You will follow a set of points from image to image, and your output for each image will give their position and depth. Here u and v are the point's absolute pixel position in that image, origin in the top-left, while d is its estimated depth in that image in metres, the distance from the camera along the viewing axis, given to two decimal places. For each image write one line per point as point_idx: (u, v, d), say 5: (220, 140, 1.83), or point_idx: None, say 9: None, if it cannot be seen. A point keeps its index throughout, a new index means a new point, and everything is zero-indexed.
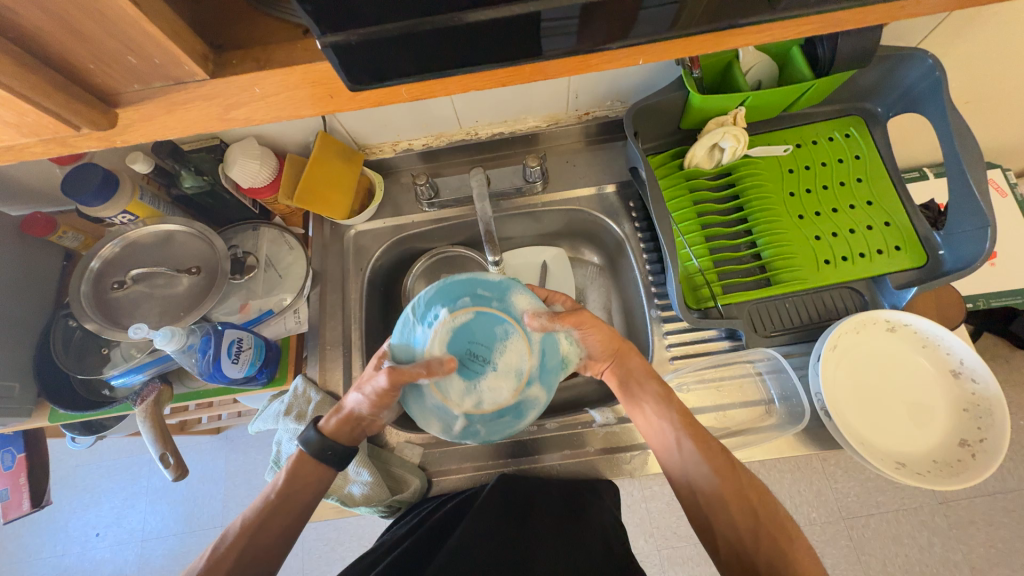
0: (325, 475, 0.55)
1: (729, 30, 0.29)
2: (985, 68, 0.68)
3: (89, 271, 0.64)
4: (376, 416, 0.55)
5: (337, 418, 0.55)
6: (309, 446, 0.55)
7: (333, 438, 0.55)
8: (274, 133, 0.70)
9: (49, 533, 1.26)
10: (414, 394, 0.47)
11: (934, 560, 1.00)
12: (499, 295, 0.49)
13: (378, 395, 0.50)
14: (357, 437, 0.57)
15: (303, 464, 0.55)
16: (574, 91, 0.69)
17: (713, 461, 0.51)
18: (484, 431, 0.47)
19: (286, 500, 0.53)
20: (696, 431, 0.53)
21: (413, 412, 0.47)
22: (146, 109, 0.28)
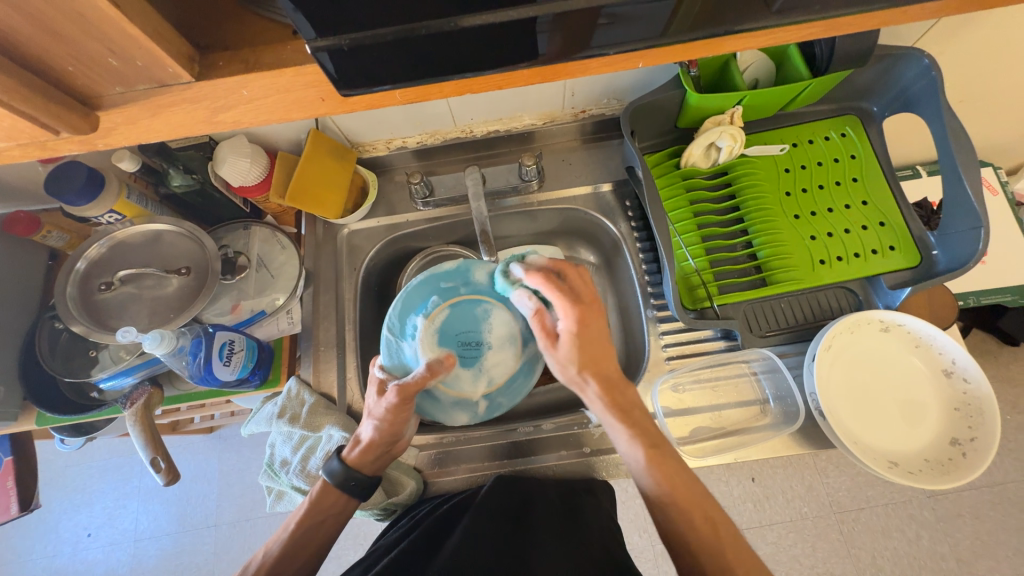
0: (350, 504, 0.55)
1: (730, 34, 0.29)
2: (980, 68, 0.68)
3: (74, 272, 0.63)
4: (395, 436, 0.54)
5: (358, 449, 0.55)
6: (333, 477, 0.54)
7: (359, 470, 0.55)
8: (265, 130, 0.68)
9: (39, 535, 1.24)
10: (432, 400, 0.57)
11: (922, 553, 1.02)
12: (463, 283, 0.61)
13: (392, 411, 0.51)
14: (380, 465, 0.57)
15: (327, 492, 0.55)
16: (570, 89, 0.68)
17: (663, 465, 0.47)
18: (504, 400, 0.60)
19: (316, 526, 0.54)
20: (646, 432, 0.49)
21: (439, 416, 0.59)
22: (130, 112, 0.27)
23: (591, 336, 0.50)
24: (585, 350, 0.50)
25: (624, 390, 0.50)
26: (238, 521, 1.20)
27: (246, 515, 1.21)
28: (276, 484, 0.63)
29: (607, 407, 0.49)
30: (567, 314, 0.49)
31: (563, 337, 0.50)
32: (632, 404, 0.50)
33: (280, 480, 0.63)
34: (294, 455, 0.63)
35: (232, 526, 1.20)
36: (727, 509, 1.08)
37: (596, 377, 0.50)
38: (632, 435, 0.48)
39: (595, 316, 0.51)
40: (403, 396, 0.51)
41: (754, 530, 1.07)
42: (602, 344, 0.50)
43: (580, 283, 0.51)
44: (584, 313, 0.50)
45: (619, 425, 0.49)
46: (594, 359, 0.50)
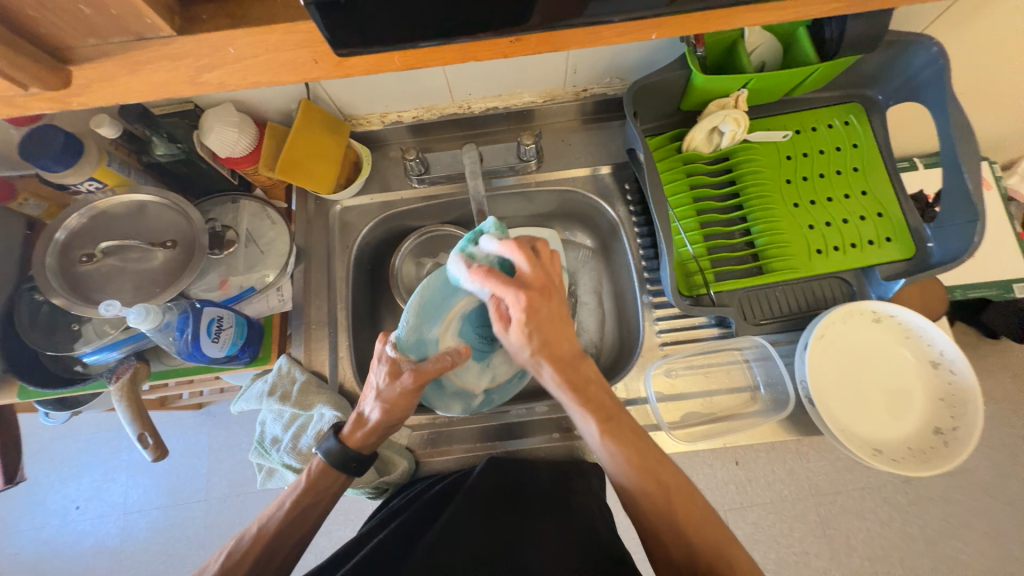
0: (346, 479, 0.56)
1: (728, 9, 0.28)
2: (986, 58, 0.68)
3: (54, 242, 0.60)
4: (399, 418, 0.55)
5: (359, 428, 0.55)
6: (328, 456, 0.54)
7: (355, 447, 0.55)
8: (254, 99, 0.65)
9: (26, 506, 1.24)
10: (437, 390, 0.59)
11: (893, 534, 1.06)
12: None
13: (404, 395, 0.53)
14: (378, 442, 0.57)
15: (326, 473, 0.54)
16: (572, 65, 0.66)
17: (617, 438, 0.46)
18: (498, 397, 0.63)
19: (306, 510, 0.53)
20: (601, 406, 0.47)
21: (435, 404, 0.60)
22: (106, 68, 0.25)
23: (542, 320, 0.47)
24: (537, 333, 0.47)
25: (580, 364, 0.48)
26: (227, 495, 1.21)
27: (236, 490, 1.21)
28: (266, 461, 0.63)
29: (560, 387, 0.47)
30: (517, 302, 0.47)
31: (514, 323, 0.47)
32: (586, 380, 0.48)
33: (271, 458, 0.63)
34: (284, 433, 0.63)
35: (222, 500, 1.21)
36: (711, 491, 1.10)
37: (548, 358, 0.48)
38: (586, 410, 0.47)
39: (545, 302, 0.48)
40: (417, 383, 0.52)
41: (736, 511, 1.10)
42: (556, 324, 0.48)
43: (536, 270, 0.48)
44: (535, 299, 0.47)
45: (573, 401, 0.47)
46: (547, 339, 0.47)
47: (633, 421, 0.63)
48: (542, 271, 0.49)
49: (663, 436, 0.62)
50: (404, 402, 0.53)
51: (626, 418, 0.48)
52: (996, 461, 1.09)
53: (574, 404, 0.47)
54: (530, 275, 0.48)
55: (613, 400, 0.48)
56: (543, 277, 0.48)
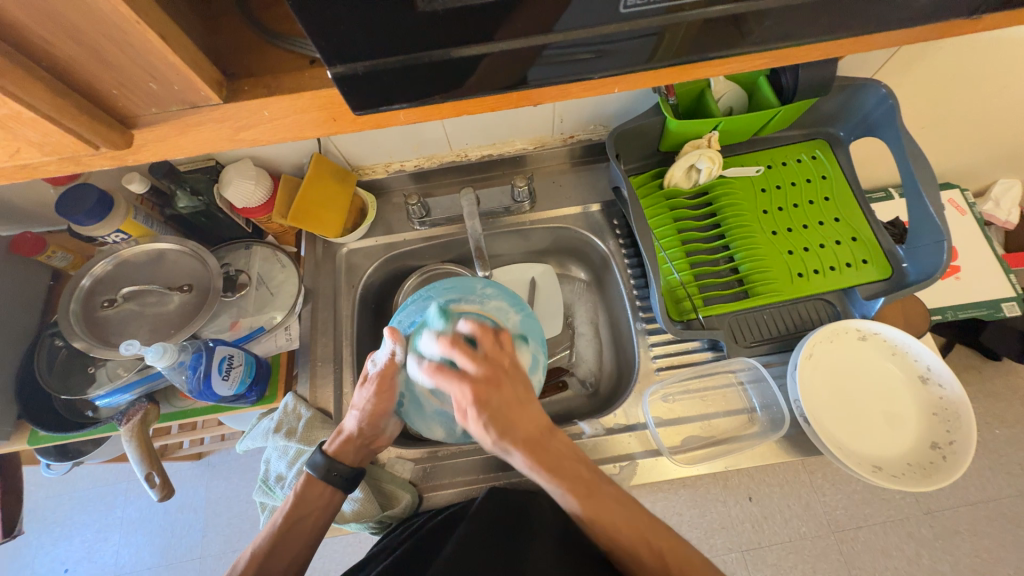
0: (335, 497, 0.57)
1: (700, 61, 0.32)
2: (935, 96, 0.75)
3: (79, 289, 0.64)
4: (377, 426, 0.59)
5: (339, 440, 0.58)
6: (315, 469, 0.56)
7: (341, 460, 0.58)
8: (270, 154, 0.72)
9: (15, 570, 1.19)
10: (416, 408, 0.59)
11: (922, 572, 1.02)
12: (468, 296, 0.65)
13: (375, 395, 0.58)
14: (360, 459, 0.60)
15: (311, 486, 0.56)
16: (559, 115, 0.73)
17: (598, 509, 0.49)
18: None
19: (296, 525, 0.54)
20: (578, 481, 0.51)
21: (418, 425, 0.60)
22: (161, 128, 0.30)
23: (496, 406, 0.50)
24: (494, 423, 0.50)
25: (549, 442, 0.53)
26: (225, 551, 1.17)
27: (234, 545, 1.17)
28: (270, 500, 0.63)
29: (534, 469, 0.51)
30: (464, 398, 0.50)
31: (471, 416, 0.50)
32: (558, 458, 0.52)
33: (274, 496, 0.63)
34: (289, 471, 0.63)
35: (218, 556, 1.16)
36: (725, 530, 1.06)
37: (514, 443, 0.51)
38: (563, 487, 0.50)
39: (496, 386, 0.51)
40: (385, 382, 0.58)
41: (753, 552, 1.06)
42: (514, 410, 0.51)
43: (491, 347, 0.54)
44: (482, 392, 0.50)
45: (548, 480, 0.51)
46: (509, 424, 0.51)
47: (634, 447, 0.63)
48: (487, 362, 0.52)
49: (663, 462, 0.62)
50: (379, 404, 0.58)
51: (609, 488, 0.51)
52: (1017, 488, 1.06)
53: (553, 484, 0.50)
54: (475, 364, 0.51)
55: (585, 469, 0.52)
56: (499, 360, 0.53)
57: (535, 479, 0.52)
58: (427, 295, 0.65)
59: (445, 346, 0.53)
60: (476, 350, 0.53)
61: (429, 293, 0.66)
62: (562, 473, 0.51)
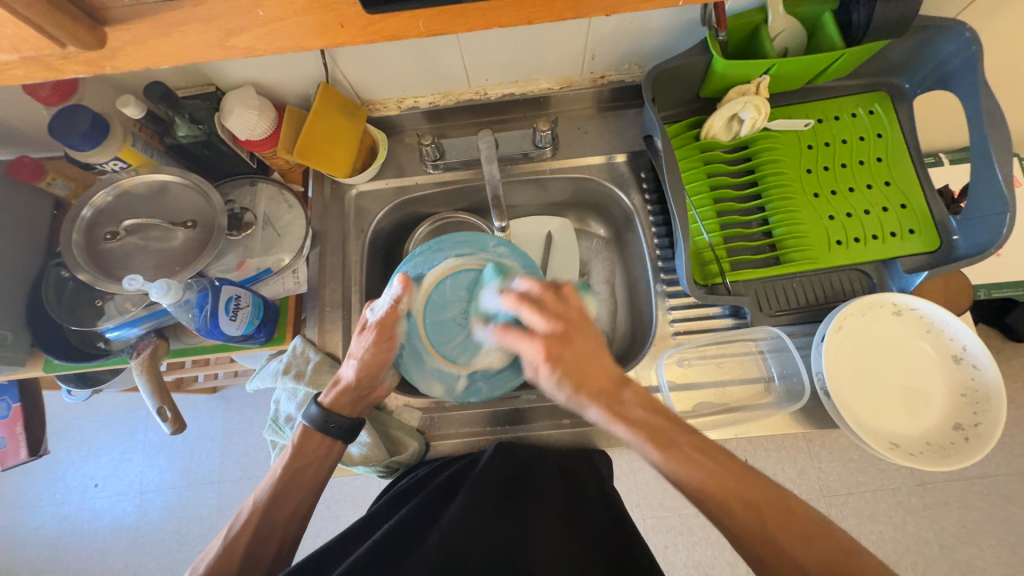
0: (335, 447, 0.57)
1: None
2: (1019, 46, 0.66)
3: (80, 220, 0.62)
4: (375, 378, 0.58)
5: (335, 391, 0.57)
6: (312, 421, 0.56)
7: (337, 411, 0.57)
8: (273, 82, 0.66)
9: (48, 482, 1.28)
10: (416, 363, 0.60)
11: (907, 538, 1.05)
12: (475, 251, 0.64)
13: (375, 343, 0.56)
14: (358, 411, 0.59)
15: (310, 437, 0.56)
16: (591, 50, 0.66)
17: (680, 461, 0.46)
18: (484, 388, 0.60)
19: (297, 474, 0.55)
20: (655, 430, 0.48)
21: (417, 381, 0.60)
22: (140, 28, 0.29)
23: (572, 360, 0.50)
24: (569, 376, 0.50)
25: (623, 394, 0.50)
26: (240, 478, 1.23)
27: (248, 472, 1.24)
28: (280, 438, 0.65)
29: (610, 422, 0.49)
30: (537, 354, 0.50)
31: (544, 371, 0.51)
32: (637, 410, 0.49)
33: (284, 435, 0.64)
34: (298, 411, 0.64)
35: (235, 482, 1.23)
36: None
37: (589, 397, 0.50)
38: (640, 436, 0.48)
39: (569, 336, 0.51)
40: (384, 331, 0.56)
41: None
42: (589, 361, 0.51)
43: (556, 307, 0.52)
44: (552, 347, 0.50)
45: (628, 434, 0.48)
46: (584, 379, 0.50)
47: None
48: (555, 312, 0.51)
49: None
50: (378, 354, 0.56)
51: (685, 436, 0.47)
52: (1015, 468, 1.06)
53: (631, 435, 0.48)
54: (549, 314, 0.51)
55: (666, 418, 0.49)
56: (574, 325, 0.52)
57: (615, 433, 0.49)
58: (434, 248, 0.64)
59: (511, 307, 0.53)
60: (542, 306, 0.52)
61: (440, 246, 0.64)
62: (656, 419, 0.49)
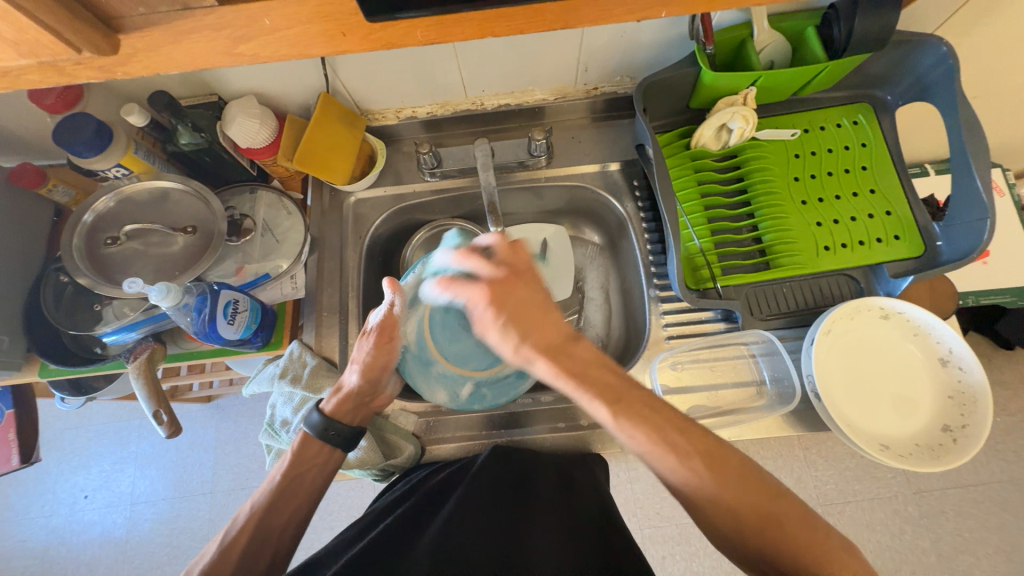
0: (335, 454, 0.57)
1: None
2: (995, 60, 0.68)
3: (82, 224, 0.63)
4: (377, 383, 0.61)
5: (336, 398, 0.58)
6: (313, 428, 0.57)
7: (338, 419, 0.58)
8: (275, 92, 0.68)
9: (37, 494, 1.26)
10: (421, 370, 0.63)
11: (904, 547, 1.04)
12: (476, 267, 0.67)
13: (375, 347, 0.60)
14: (359, 419, 0.61)
15: (308, 444, 0.56)
16: (584, 63, 0.68)
17: (630, 416, 0.45)
18: (488, 395, 0.62)
19: (295, 480, 0.55)
20: (606, 388, 0.46)
21: (421, 387, 0.63)
22: (149, 34, 0.30)
23: (514, 307, 0.48)
24: (512, 326, 0.47)
25: (572, 349, 0.48)
26: (234, 488, 1.22)
27: (242, 483, 1.22)
28: (275, 442, 0.65)
29: (559, 377, 0.46)
30: (479, 300, 0.47)
31: (487, 321, 0.48)
32: (584, 364, 0.47)
33: (280, 439, 0.64)
34: (294, 416, 0.64)
35: (228, 493, 1.22)
36: None
37: (535, 350, 0.47)
38: (592, 396, 0.45)
39: (516, 283, 0.49)
40: (384, 334, 0.60)
41: None
42: (531, 312, 0.48)
43: (506, 266, 0.49)
44: (494, 293, 0.47)
45: (574, 389, 0.46)
46: (527, 330, 0.47)
47: None
48: (504, 264, 0.49)
49: None
50: (379, 356, 0.60)
51: (634, 392, 0.46)
52: (1009, 475, 1.07)
53: (576, 392, 0.46)
54: (502, 260, 0.49)
55: (574, 375, 0.46)
56: (509, 275, 0.49)
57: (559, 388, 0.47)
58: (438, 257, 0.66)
59: (464, 259, 0.50)
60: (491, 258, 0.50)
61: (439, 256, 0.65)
62: (620, 378, 0.47)
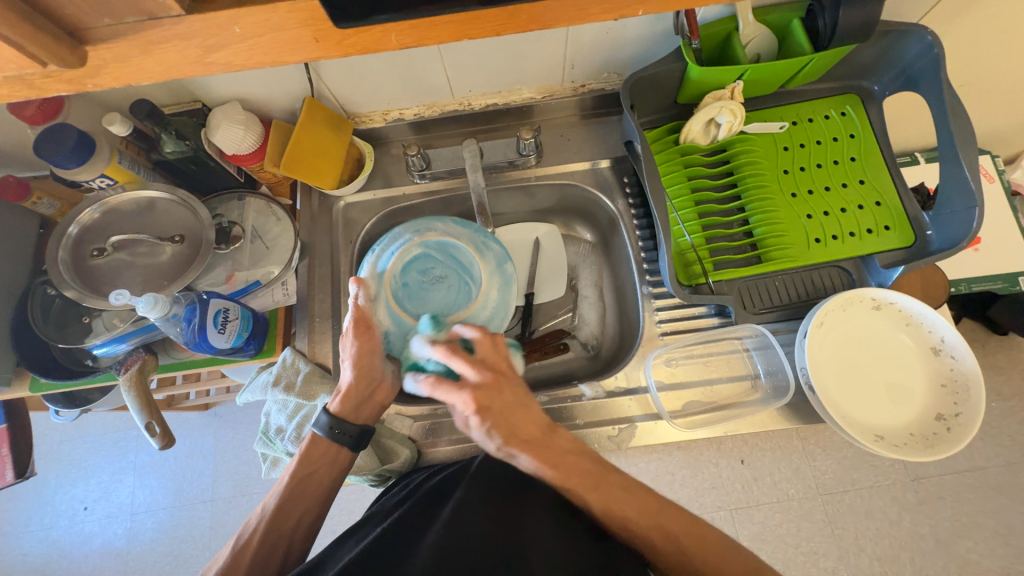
0: (342, 453, 0.57)
1: None
2: (980, 47, 0.68)
3: (67, 236, 0.62)
4: (373, 374, 0.57)
5: (339, 397, 0.57)
6: (321, 430, 0.56)
7: (345, 418, 0.56)
8: (259, 97, 0.67)
9: (35, 507, 1.25)
10: (407, 339, 0.58)
11: (902, 533, 1.05)
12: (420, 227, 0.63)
13: (357, 338, 0.55)
14: (366, 415, 0.59)
15: (316, 444, 0.56)
16: (570, 60, 0.67)
17: (609, 496, 0.50)
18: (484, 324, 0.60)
19: (303, 481, 0.55)
20: (585, 475, 0.50)
21: (417, 356, 0.58)
22: (118, 44, 0.30)
23: (504, 413, 0.50)
24: (500, 428, 0.49)
25: (552, 440, 0.51)
26: (234, 495, 1.22)
27: (242, 490, 1.22)
28: (272, 450, 0.65)
29: (540, 470, 0.49)
30: (467, 405, 0.49)
31: (474, 423, 0.50)
32: (563, 454, 0.50)
33: (276, 447, 0.64)
34: (289, 424, 0.64)
35: (228, 500, 1.21)
36: (715, 490, 1.09)
37: (519, 446, 0.50)
38: (568, 483, 0.49)
39: (497, 387, 0.51)
40: (361, 323, 0.55)
41: (741, 511, 1.09)
42: (517, 411, 0.51)
43: (485, 369, 0.51)
44: (483, 396, 0.49)
45: (553, 479, 0.49)
46: (513, 430, 0.50)
47: (634, 411, 0.63)
48: (485, 362, 0.52)
49: (663, 426, 0.62)
50: (363, 346, 0.55)
51: (614, 476, 0.51)
52: (1005, 459, 1.07)
53: (559, 480, 0.49)
54: (486, 358, 0.52)
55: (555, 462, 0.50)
56: (491, 381, 0.51)
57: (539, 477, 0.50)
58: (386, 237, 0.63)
59: (445, 356, 0.51)
60: (475, 356, 0.52)
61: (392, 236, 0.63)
62: (584, 456, 0.51)
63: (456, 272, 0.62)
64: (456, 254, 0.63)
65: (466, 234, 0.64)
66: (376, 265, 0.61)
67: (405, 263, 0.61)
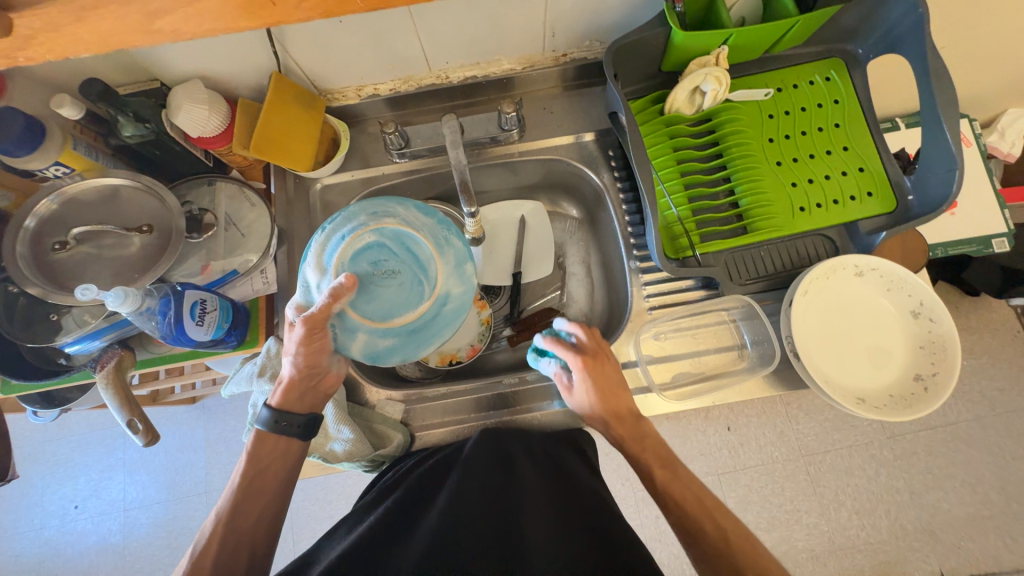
0: (294, 445, 0.56)
1: None
2: (962, 7, 0.68)
3: (24, 230, 0.58)
4: (318, 368, 0.55)
5: (281, 390, 0.55)
6: (263, 423, 0.54)
7: (289, 410, 0.55)
8: (222, 74, 0.63)
9: (24, 508, 1.23)
10: (348, 336, 0.52)
11: (879, 488, 1.10)
12: (374, 212, 0.56)
13: (304, 339, 0.51)
14: (311, 405, 0.57)
15: (263, 439, 0.54)
16: (550, 28, 0.65)
17: (676, 482, 0.53)
18: (434, 328, 0.55)
19: (255, 479, 0.53)
20: (656, 455, 0.55)
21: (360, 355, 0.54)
22: (48, 11, 0.27)
23: (603, 378, 0.56)
24: (598, 389, 0.56)
25: (637, 424, 0.56)
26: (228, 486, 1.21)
27: None
28: None
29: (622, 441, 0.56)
30: (581, 363, 0.56)
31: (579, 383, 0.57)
32: (643, 434, 0.56)
33: None
34: None
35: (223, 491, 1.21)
36: (704, 456, 1.13)
37: (609, 414, 0.56)
38: (645, 458, 0.54)
39: (603, 363, 0.57)
40: (314, 325, 0.50)
41: (728, 474, 1.13)
42: (610, 383, 0.57)
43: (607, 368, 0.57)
44: (595, 363, 0.56)
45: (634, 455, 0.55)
46: (608, 401, 0.56)
47: None
48: (595, 340, 0.58)
49: (652, 399, 0.63)
50: (310, 347, 0.52)
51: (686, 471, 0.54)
52: (975, 414, 1.13)
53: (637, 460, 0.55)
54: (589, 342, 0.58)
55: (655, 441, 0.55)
56: (607, 371, 0.57)
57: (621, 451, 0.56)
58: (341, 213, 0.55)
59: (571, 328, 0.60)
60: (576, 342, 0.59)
61: (344, 218, 0.55)
62: (662, 450, 0.55)
63: (412, 267, 0.54)
64: (415, 247, 0.55)
65: (428, 225, 0.56)
66: (322, 251, 0.53)
67: (354, 252, 0.53)
